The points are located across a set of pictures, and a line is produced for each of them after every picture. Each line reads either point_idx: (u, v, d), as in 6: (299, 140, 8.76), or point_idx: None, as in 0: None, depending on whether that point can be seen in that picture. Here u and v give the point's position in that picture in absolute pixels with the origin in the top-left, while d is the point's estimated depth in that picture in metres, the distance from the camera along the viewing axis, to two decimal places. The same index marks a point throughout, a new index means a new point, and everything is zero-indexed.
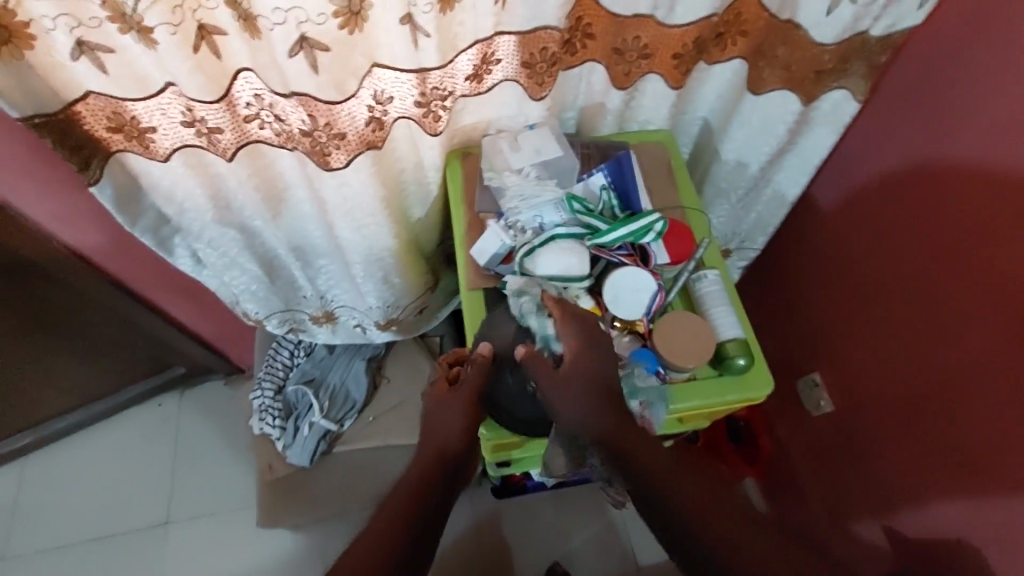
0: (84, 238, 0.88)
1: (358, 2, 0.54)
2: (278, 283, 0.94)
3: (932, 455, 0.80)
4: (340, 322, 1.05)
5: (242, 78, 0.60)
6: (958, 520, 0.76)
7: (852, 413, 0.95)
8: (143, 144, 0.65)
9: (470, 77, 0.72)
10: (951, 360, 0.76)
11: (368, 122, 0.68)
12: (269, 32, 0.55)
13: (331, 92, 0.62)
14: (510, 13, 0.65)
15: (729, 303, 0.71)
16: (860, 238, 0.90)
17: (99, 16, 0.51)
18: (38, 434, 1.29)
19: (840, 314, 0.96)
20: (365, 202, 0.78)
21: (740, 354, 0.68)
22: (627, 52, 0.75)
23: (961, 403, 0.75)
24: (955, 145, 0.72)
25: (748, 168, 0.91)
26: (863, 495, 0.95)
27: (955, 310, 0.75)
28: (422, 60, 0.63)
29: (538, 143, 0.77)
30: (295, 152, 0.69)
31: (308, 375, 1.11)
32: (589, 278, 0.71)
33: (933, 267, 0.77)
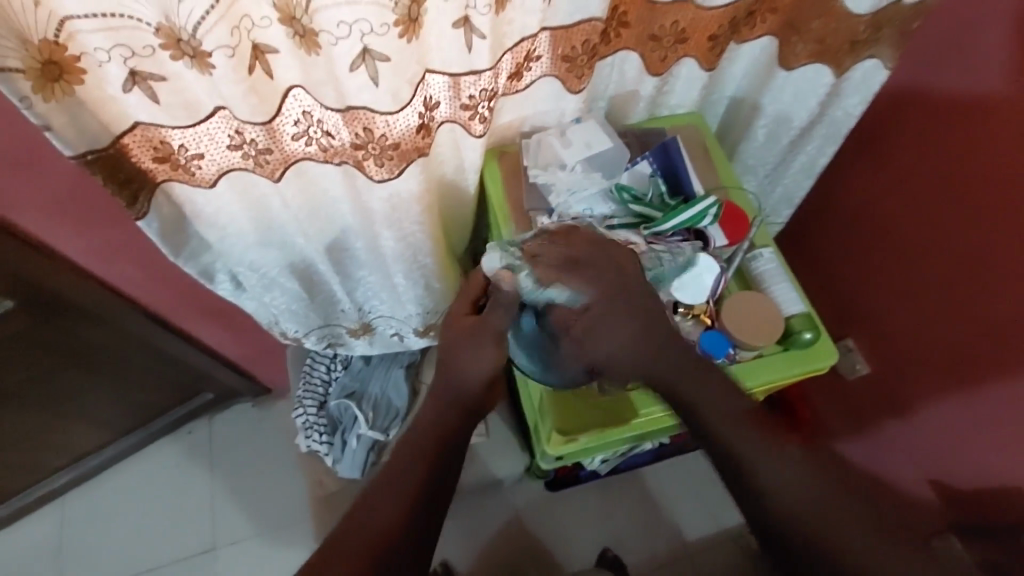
0: (117, 270, 0.85)
1: (417, 8, 0.53)
2: (317, 299, 0.93)
3: (984, 407, 0.82)
4: (377, 332, 1.02)
5: (292, 95, 0.59)
6: (1014, 468, 0.79)
7: (892, 375, 0.97)
8: (188, 173, 0.63)
9: (510, 75, 0.70)
10: (998, 311, 0.78)
11: (418, 131, 0.66)
12: (330, 47, 0.53)
13: (385, 103, 0.60)
14: (555, 8, 0.64)
15: (787, 279, 0.72)
16: (894, 200, 0.91)
17: (153, 44, 0.50)
18: (70, 474, 1.26)
19: (873, 279, 0.98)
20: (410, 210, 0.76)
21: (807, 328, 0.69)
22: (663, 38, 0.75)
23: (1010, 353, 0.77)
24: (994, 101, 0.74)
25: (779, 143, 0.92)
26: (911, 454, 0.97)
27: (1000, 263, 0.77)
28: (473, 62, 0.62)
29: (587, 137, 0.76)
30: (342, 166, 0.68)
31: (348, 389, 1.09)
32: None
33: (975, 221, 0.79)
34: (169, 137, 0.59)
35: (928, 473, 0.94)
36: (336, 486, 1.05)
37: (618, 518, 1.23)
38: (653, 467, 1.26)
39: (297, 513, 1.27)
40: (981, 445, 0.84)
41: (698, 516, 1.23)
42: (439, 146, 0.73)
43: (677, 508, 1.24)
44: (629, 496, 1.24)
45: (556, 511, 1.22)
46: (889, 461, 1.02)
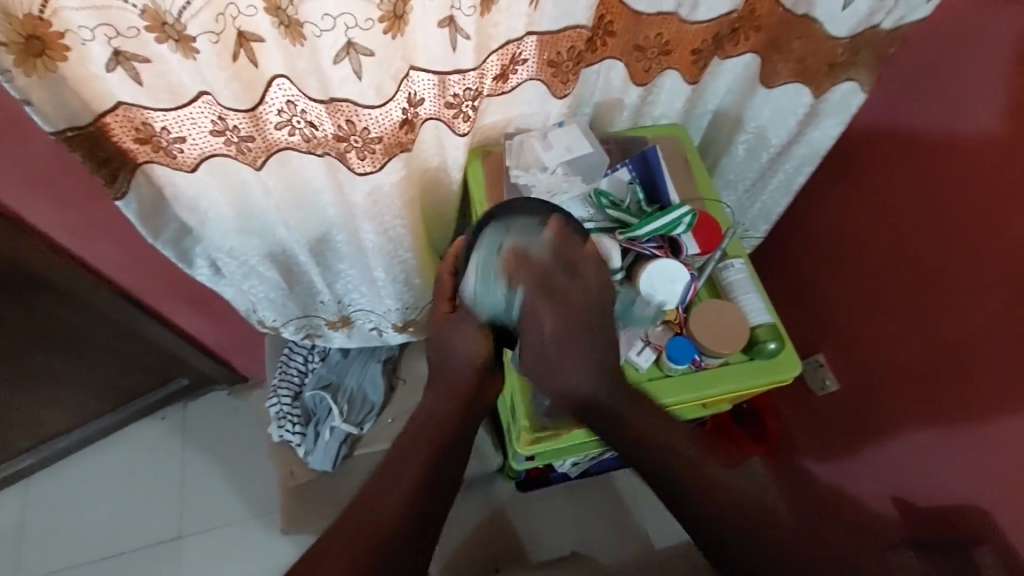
0: (95, 249, 0.85)
1: (402, 6, 0.55)
2: (296, 289, 0.93)
3: (944, 425, 0.84)
4: (356, 326, 1.03)
5: (276, 85, 0.60)
6: (969, 486, 0.81)
7: (859, 391, 0.99)
8: (169, 155, 0.64)
9: (497, 77, 0.72)
10: (961, 331, 0.80)
11: (401, 126, 0.67)
12: (314, 39, 0.54)
13: (369, 96, 0.61)
14: (540, 13, 0.66)
15: (756, 290, 0.74)
16: (867, 219, 0.94)
17: (137, 26, 0.50)
18: (39, 454, 1.25)
19: (845, 296, 1.00)
20: (391, 205, 0.77)
21: (771, 338, 0.71)
22: (648, 50, 0.77)
23: (971, 373, 0.79)
24: (963, 127, 0.77)
25: (758, 158, 0.94)
26: (873, 469, 0.99)
27: (965, 285, 0.79)
28: (458, 62, 0.64)
29: (569, 141, 0.77)
30: (324, 157, 0.69)
31: (325, 380, 1.09)
32: (622, 270, 0.72)
33: (943, 241, 0.82)
34: (151, 119, 0.59)
35: (889, 490, 0.96)
36: (306, 476, 1.05)
37: (588, 523, 1.23)
38: None
39: (268, 504, 1.26)
40: (939, 463, 0.86)
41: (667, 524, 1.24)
42: (422, 142, 0.74)
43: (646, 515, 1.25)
44: (600, 501, 1.25)
45: (525, 511, 1.23)
46: (853, 477, 1.03)
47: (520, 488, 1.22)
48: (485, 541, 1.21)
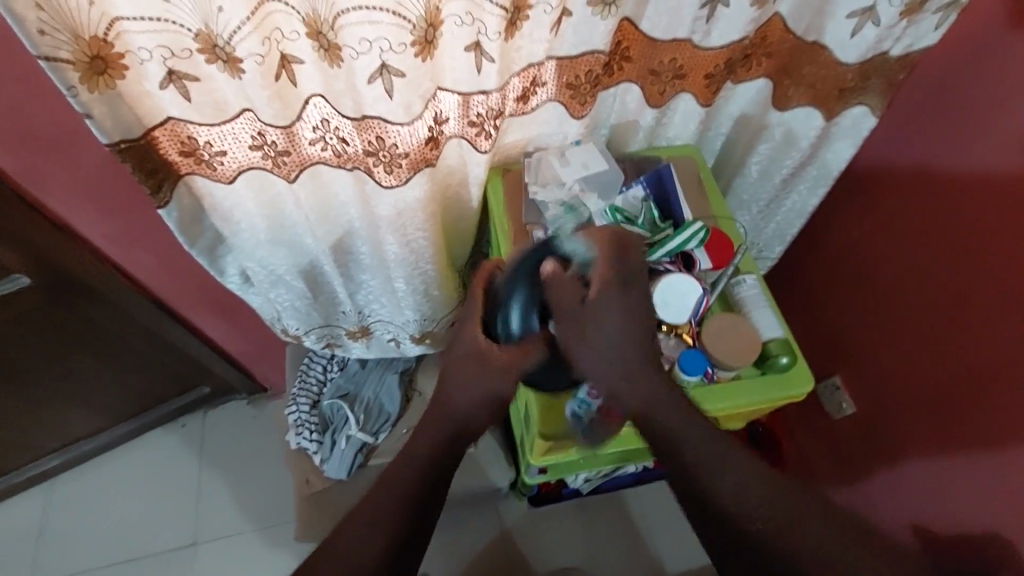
0: (133, 256, 0.90)
1: (433, 31, 0.59)
2: (319, 299, 0.96)
3: (964, 450, 0.83)
4: (375, 336, 1.06)
5: (313, 103, 0.64)
6: (989, 510, 0.80)
7: (876, 413, 0.98)
8: (210, 168, 0.68)
9: (519, 98, 0.75)
10: (977, 353, 0.80)
11: (427, 143, 0.71)
12: (351, 61, 0.58)
13: (397, 114, 0.65)
14: (560, 39, 0.70)
15: (768, 305, 0.75)
16: (880, 242, 0.95)
17: (191, 48, 0.55)
18: (63, 457, 1.28)
19: (860, 317, 1.00)
20: (414, 218, 0.80)
21: (783, 353, 0.72)
22: (663, 74, 0.80)
23: (989, 396, 0.79)
24: (976, 153, 0.78)
25: (772, 179, 0.96)
26: (891, 496, 0.97)
27: (981, 307, 0.79)
28: (483, 83, 0.67)
29: (585, 158, 0.81)
30: (354, 171, 0.72)
31: (342, 390, 1.11)
32: None
33: (955, 265, 0.83)
34: (197, 133, 0.64)
35: (907, 515, 0.94)
36: (322, 484, 1.06)
37: (598, 540, 1.23)
38: (637, 489, 1.27)
39: (281, 514, 1.28)
40: (956, 486, 0.85)
41: (679, 544, 1.23)
42: (446, 159, 0.78)
43: (659, 535, 1.23)
44: (609, 520, 1.25)
45: (535, 527, 1.23)
46: (871, 502, 1.02)
47: (534, 502, 1.23)
48: (496, 557, 1.21)
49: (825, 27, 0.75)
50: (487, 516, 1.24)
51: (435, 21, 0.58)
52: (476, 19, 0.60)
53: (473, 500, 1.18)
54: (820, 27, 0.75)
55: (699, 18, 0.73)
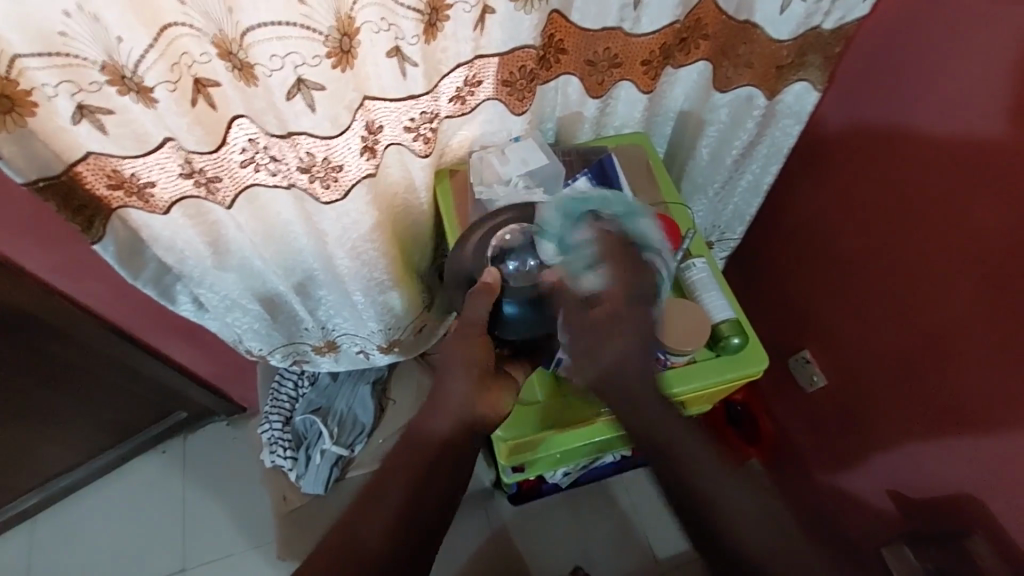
0: (85, 287, 0.89)
1: (348, 41, 0.58)
2: (279, 318, 0.95)
3: (930, 414, 0.84)
4: (343, 350, 1.05)
5: (237, 125, 0.62)
6: (960, 474, 0.81)
7: (848, 385, 0.98)
8: (143, 199, 0.67)
9: (454, 99, 0.74)
10: (940, 320, 0.79)
11: (362, 155, 0.70)
12: (266, 79, 0.57)
13: (324, 128, 0.64)
14: (488, 37, 0.69)
15: (718, 286, 0.75)
16: (832, 212, 0.94)
17: (99, 80, 0.53)
18: (41, 495, 1.26)
19: (823, 290, 1.00)
20: (361, 230, 0.80)
21: (735, 333, 0.72)
22: (599, 64, 0.79)
23: (950, 359, 0.79)
24: (912, 117, 0.77)
25: (724, 161, 0.96)
26: (870, 466, 0.97)
27: (934, 271, 0.79)
28: (410, 88, 0.67)
29: (525, 154, 0.79)
30: (292, 190, 0.71)
31: (314, 404, 1.10)
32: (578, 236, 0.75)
33: (905, 231, 0.82)
34: (122, 166, 0.63)
35: (885, 482, 0.95)
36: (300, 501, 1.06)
37: (585, 528, 1.23)
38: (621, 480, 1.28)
39: (268, 532, 1.27)
40: (925, 453, 0.86)
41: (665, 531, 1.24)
42: (388, 167, 0.77)
43: (644, 524, 1.24)
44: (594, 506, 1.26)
45: (521, 525, 1.23)
46: (851, 474, 1.02)
47: (518, 500, 1.22)
48: (485, 557, 1.21)
49: (755, 6, 0.74)
50: (474, 518, 1.24)
51: (349, 30, 0.57)
52: (392, 24, 0.59)
53: None
54: (749, 6, 0.75)
55: (627, 4, 0.72)
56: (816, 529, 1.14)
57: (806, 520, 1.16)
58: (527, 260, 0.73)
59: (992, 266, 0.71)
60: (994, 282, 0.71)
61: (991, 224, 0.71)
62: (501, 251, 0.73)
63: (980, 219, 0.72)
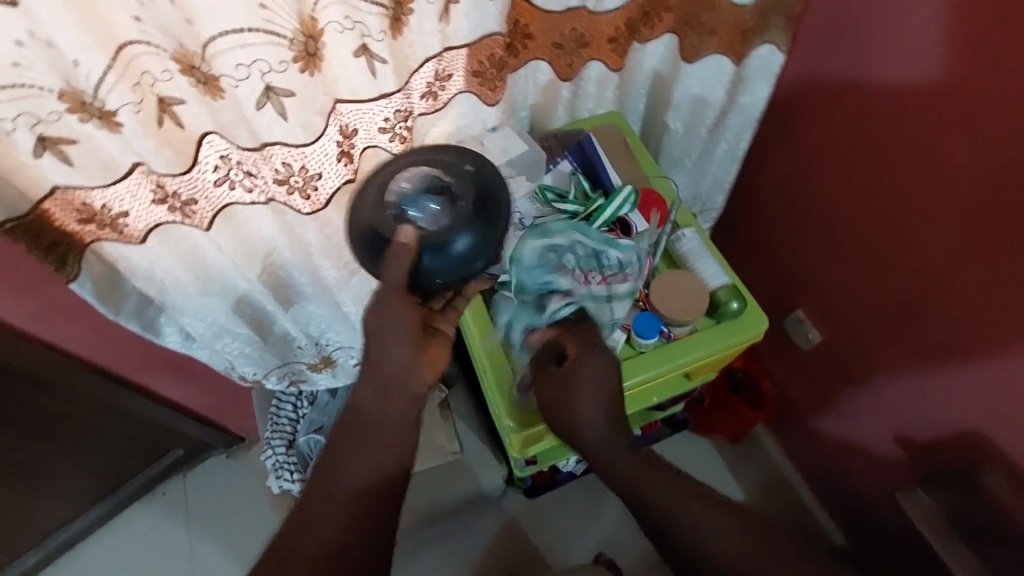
0: (65, 330, 0.86)
1: (313, 43, 0.57)
2: (271, 340, 0.93)
3: (929, 357, 0.85)
4: (339, 364, 1.03)
5: (207, 143, 0.60)
6: (966, 410, 0.82)
7: (844, 339, 0.99)
8: (117, 230, 0.64)
9: (426, 95, 0.73)
10: (932, 267, 0.80)
11: (339, 160, 0.69)
12: (233, 90, 0.56)
13: (299, 135, 0.63)
14: (454, 27, 0.68)
15: (710, 253, 0.75)
16: (809, 171, 0.94)
17: (59, 109, 0.51)
18: (40, 553, 1.22)
19: (809, 250, 1.01)
20: (346, 238, 0.79)
21: (732, 298, 0.72)
22: (566, 45, 0.79)
23: (942, 300, 0.80)
24: (874, 67, 0.77)
25: (698, 131, 0.97)
26: (875, 415, 0.99)
27: (918, 216, 0.79)
28: (381, 86, 0.66)
29: (504, 144, 0.78)
30: (271, 204, 0.69)
31: (316, 423, 1.08)
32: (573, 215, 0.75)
33: (883, 179, 0.82)
34: (91, 197, 0.60)
35: (891, 428, 0.96)
36: None
37: (602, 514, 1.23)
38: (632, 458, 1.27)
39: None
40: (928, 396, 0.87)
41: None
42: (366, 173, 0.75)
43: None
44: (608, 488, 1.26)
45: (539, 519, 1.23)
46: (855, 425, 1.04)
47: (532, 494, 1.21)
48: (507, 555, 1.20)
49: None
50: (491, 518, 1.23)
51: (313, 31, 0.56)
52: (356, 22, 0.58)
53: (472, 504, 1.18)
54: None
55: None
56: (827, 483, 1.16)
57: (816, 475, 1.18)
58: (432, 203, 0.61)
59: (975, 207, 0.72)
60: (979, 224, 0.72)
61: (969, 167, 0.71)
62: (400, 203, 0.62)
63: (956, 159, 0.72)
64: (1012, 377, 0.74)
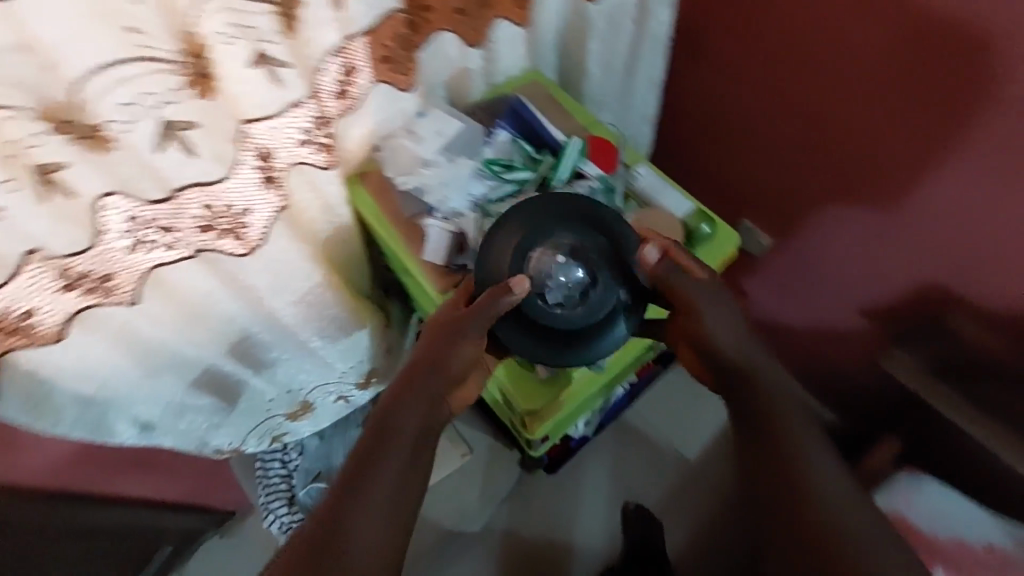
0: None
1: (201, 61, 0.50)
2: (239, 402, 0.86)
3: (879, 229, 0.87)
4: (318, 405, 0.98)
5: (109, 206, 0.51)
6: (924, 267, 0.85)
7: (794, 236, 1.00)
8: (26, 334, 0.55)
9: (338, 94, 0.66)
10: (864, 143, 0.80)
11: (264, 188, 0.62)
12: (124, 137, 0.48)
13: (213, 169, 0.57)
14: (351, 13, 0.61)
15: (668, 184, 0.74)
16: (721, 82, 0.93)
17: None
18: None
19: (738, 161, 1.00)
20: (294, 270, 0.72)
21: (701, 222, 0.72)
22: (469, 9, 0.74)
23: (880, 172, 0.81)
24: None
25: (616, 69, 0.95)
26: (838, 298, 1.01)
27: (837, 98, 0.79)
28: (290, 95, 0.58)
29: (438, 125, 0.74)
30: (200, 256, 0.62)
31: (313, 471, 1.03)
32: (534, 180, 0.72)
33: (796, 71, 0.82)
34: None
35: (856, 305, 0.99)
36: None
37: None
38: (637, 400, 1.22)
39: None
40: (887, 265, 0.89)
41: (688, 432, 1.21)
42: (297, 194, 0.68)
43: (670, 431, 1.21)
44: (614, 445, 1.21)
45: None
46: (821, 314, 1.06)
47: (552, 467, 1.16)
48: None
49: None
50: None
51: (200, 50, 0.50)
52: (247, 28, 0.51)
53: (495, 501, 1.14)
54: None
55: None
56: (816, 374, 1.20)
57: None
58: (577, 268, 0.63)
59: (893, 74, 0.72)
60: (900, 86, 0.72)
61: (874, 36, 0.71)
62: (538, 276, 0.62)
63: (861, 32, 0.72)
64: (963, 224, 0.77)
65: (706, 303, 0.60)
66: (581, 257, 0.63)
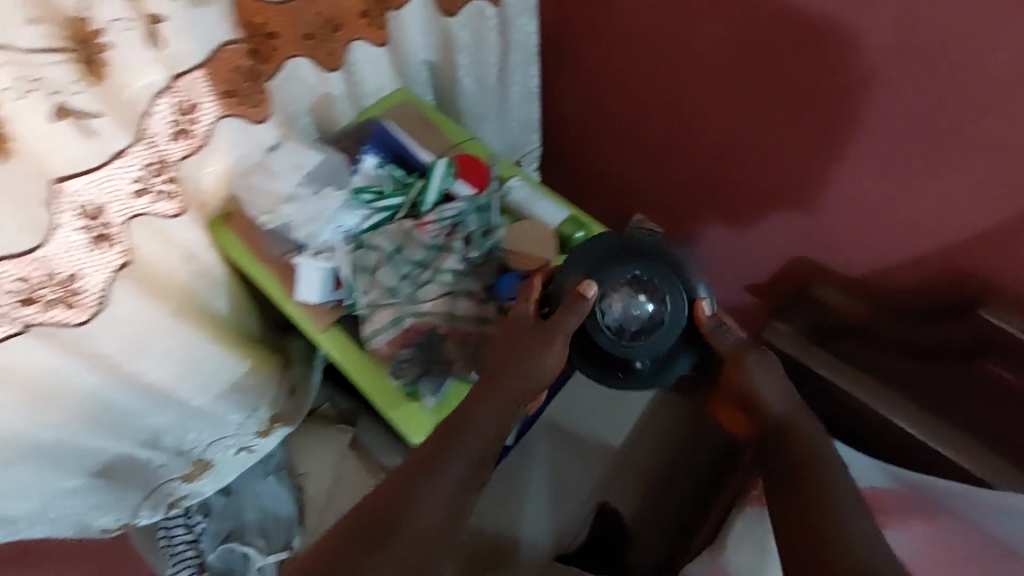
0: None
1: None
2: (117, 475, 0.80)
3: (749, 210, 0.88)
4: (218, 461, 0.89)
5: None
6: (796, 244, 0.86)
7: (678, 222, 1.00)
8: None
9: (177, 136, 0.62)
10: (722, 129, 0.82)
11: (96, 248, 0.58)
12: None
13: (25, 240, 0.52)
14: (175, 50, 0.57)
15: (542, 195, 0.74)
16: (590, 82, 0.94)
17: None
18: None
19: (618, 157, 1.01)
20: (151, 329, 0.67)
21: (576, 229, 0.72)
22: (319, 34, 0.71)
23: (739, 156, 0.83)
24: None
25: (489, 81, 0.95)
26: (722, 279, 1.02)
27: (692, 87, 0.81)
28: (107, 146, 0.55)
29: (295, 157, 0.69)
30: (31, 332, 0.57)
31: (222, 532, 0.95)
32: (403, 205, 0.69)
33: (652, 64, 0.83)
34: None
35: (740, 283, 1.00)
36: None
37: None
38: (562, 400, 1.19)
39: None
40: (761, 244, 0.91)
41: None
42: (143, 248, 0.63)
43: None
44: None
45: None
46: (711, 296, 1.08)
47: None
48: None
49: None
50: None
51: None
52: (35, 80, 0.47)
53: None
54: None
55: None
56: None
57: None
58: (644, 301, 0.63)
59: (733, 62, 0.74)
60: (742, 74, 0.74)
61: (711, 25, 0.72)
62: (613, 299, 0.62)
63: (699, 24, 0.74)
64: (819, 202, 0.79)
65: (752, 358, 0.62)
66: (643, 289, 0.63)
